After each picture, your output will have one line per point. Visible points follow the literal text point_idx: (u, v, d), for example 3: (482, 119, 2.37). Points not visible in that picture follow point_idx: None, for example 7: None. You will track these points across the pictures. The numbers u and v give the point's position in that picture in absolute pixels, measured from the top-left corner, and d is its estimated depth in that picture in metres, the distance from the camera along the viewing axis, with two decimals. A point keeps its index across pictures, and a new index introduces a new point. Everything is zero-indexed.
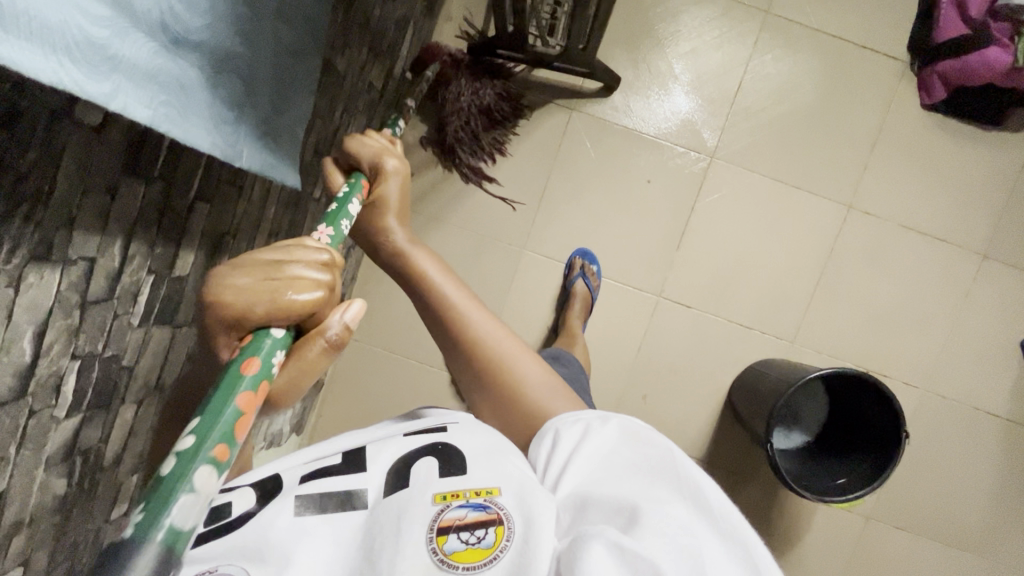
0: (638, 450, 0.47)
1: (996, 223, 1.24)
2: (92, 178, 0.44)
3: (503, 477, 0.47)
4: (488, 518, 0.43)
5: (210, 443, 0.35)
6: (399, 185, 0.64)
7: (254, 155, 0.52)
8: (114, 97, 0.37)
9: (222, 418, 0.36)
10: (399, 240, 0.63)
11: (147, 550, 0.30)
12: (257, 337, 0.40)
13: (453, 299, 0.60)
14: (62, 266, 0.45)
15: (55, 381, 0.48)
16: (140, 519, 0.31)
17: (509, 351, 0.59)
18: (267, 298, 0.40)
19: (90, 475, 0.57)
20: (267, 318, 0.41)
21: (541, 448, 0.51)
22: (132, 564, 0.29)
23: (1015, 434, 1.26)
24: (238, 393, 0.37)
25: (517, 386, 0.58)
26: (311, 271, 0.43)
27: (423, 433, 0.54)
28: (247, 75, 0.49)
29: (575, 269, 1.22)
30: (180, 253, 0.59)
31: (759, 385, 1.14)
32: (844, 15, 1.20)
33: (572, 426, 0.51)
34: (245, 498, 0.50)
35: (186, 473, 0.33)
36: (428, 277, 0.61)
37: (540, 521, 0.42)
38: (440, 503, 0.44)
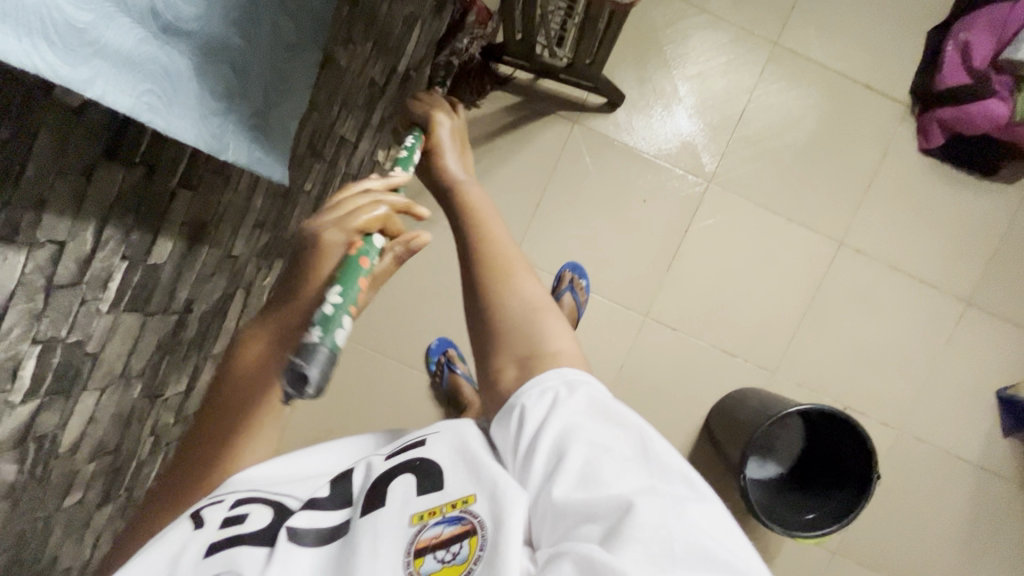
0: (606, 431, 0.45)
1: (983, 271, 1.25)
2: (66, 160, 0.43)
3: (476, 483, 0.44)
4: (462, 531, 0.42)
5: (352, 303, 0.43)
6: (452, 134, 0.69)
7: (242, 149, 0.50)
8: (92, 84, 0.36)
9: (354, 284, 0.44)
10: (458, 176, 0.62)
11: (323, 349, 0.38)
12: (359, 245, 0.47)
13: (486, 220, 0.57)
14: (27, 250, 0.43)
15: (12, 365, 0.47)
16: (319, 331, 0.39)
17: (514, 268, 0.55)
18: (345, 222, 0.47)
19: (43, 462, 0.55)
20: (355, 236, 0.47)
21: (508, 426, 0.48)
22: (319, 354, 0.38)
23: (984, 481, 1.27)
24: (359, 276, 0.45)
25: (509, 300, 0.53)
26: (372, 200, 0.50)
27: (404, 447, 0.50)
28: (241, 66, 0.47)
29: (564, 282, 1.21)
30: (157, 240, 0.57)
31: (737, 414, 1.15)
32: (851, 53, 1.21)
33: (538, 400, 0.47)
34: (264, 511, 0.46)
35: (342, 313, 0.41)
36: (472, 202, 0.59)
37: (510, 523, 0.40)
38: (417, 524, 0.43)
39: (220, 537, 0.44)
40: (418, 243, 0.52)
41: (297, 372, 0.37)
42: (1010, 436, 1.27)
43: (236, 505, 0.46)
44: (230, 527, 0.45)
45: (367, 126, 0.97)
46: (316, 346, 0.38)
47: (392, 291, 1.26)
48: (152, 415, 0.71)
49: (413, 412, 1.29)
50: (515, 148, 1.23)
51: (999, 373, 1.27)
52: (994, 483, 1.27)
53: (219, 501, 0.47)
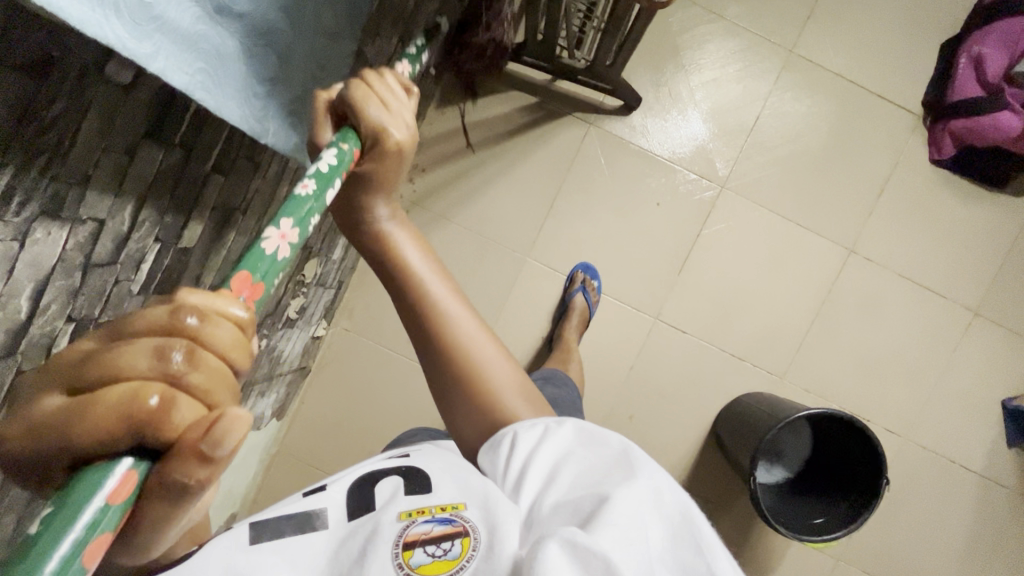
0: (591, 449, 0.44)
1: (990, 282, 1.26)
2: (113, 138, 0.43)
3: (466, 492, 0.44)
4: (454, 531, 0.41)
5: None
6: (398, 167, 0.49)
7: (280, 135, 0.50)
8: (154, 59, 0.36)
9: (54, 558, 0.24)
10: (384, 221, 0.52)
11: None
12: (98, 469, 0.26)
13: (441, 305, 0.51)
14: (70, 225, 0.43)
15: (47, 343, 0.46)
16: None
17: (487, 355, 0.51)
18: (75, 412, 0.26)
19: None
20: (82, 447, 0.26)
21: (498, 454, 0.46)
22: None
23: (989, 491, 1.28)
24: (87, 533, 0.25)
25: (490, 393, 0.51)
26: (154, 365, 0.27)
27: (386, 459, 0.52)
28: (284, 52, 0.48)
29: (576, 283, 1.22)
30: (189, 223, 0.57)
31: (745, 417, 1.15)
32: (866, 64, 1.23)
33: (529, 429, 0.46)
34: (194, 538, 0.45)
35: None
36: (408, 262, 0.52)
37: (506, 528, 0.39)
38: (405, 520, 0.42)
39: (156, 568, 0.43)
40: (230, 432, 0.27)
41: None
42: (1015, 447, 1.27)
43: None
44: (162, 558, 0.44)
45: None
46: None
47: None
48: None
49: (420, 409, 1.29)
50: (531, 148, 1.24)
51: (1005, 383, 1.28)
52: (998, 493, 1.28)
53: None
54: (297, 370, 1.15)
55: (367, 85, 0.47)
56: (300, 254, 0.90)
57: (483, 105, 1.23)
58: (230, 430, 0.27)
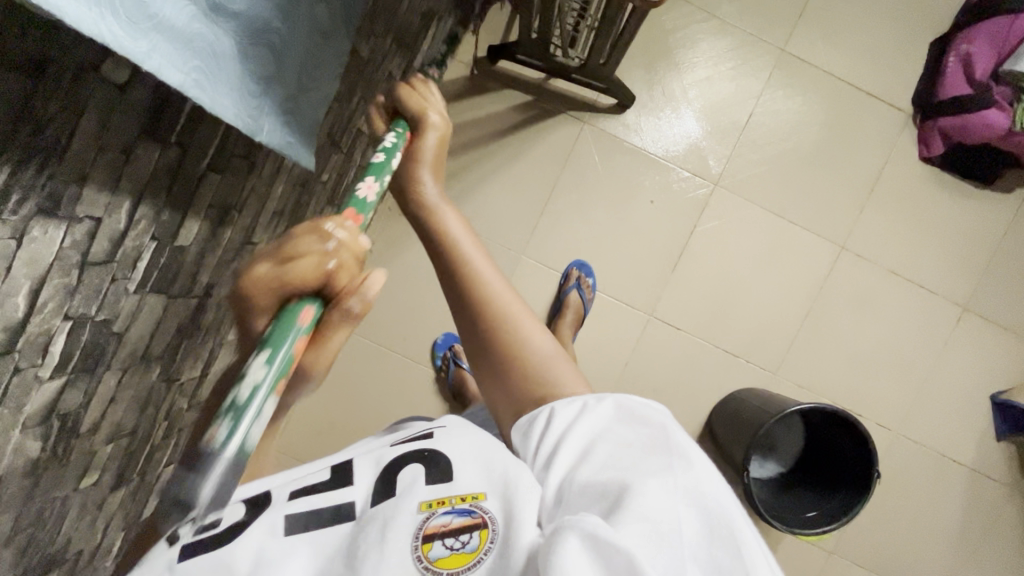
0: (628, 432, 0.46)
1: (979, 278, 1.28)
2: (109, 138, 0.43)
3: (488, 482, 0.44)
4: (473, 522, 0.42)
5: (279, 378, 0.37)
6: (437, 145, 0.58)
7: (274, 132, 0.51)
8: (150, 57, 0.36)
9: (281, 354, 0.37)
10: (431, 195, 0.55)
11: (222, 461, 0.35)
12: (296, 307, 0.39)
13: (481, 272, 0.52)
14: (67, 223, 0.43)
15: (43, 341, 0.46)
16: (224, 428, 0.35)
17: (523, 320, 0.53)
18: (275, 278, 0.38)
19: (64, 440, 0.55)
20: (281, 299, 0.39)
21: (534, 431, 0.49)
22: (215, 469, 0.35)
23: (979, 483, 1.30)
24: (293, 340, 0.38)
25: (524, 358, 0.53)
26: (320, 247, 0.40)
27: (411, 440, 0.51)
28: (279, 49, 0.48)
29: (571, 280, 1.23)
30: (185, 221, 0.57)
31: (739, 413, 1.16)
32: (856, 62, 1.24)
33: (568, 404, 0.49)
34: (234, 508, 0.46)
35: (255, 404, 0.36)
36: (450, 231, 0.53)
37: (522, 514, 0.41)
38: (425, 511, 0.42)
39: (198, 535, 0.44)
40: (372, 285, 0.42)
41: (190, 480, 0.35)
42: (1004, 440, 1.29)
43: None
44: None
45: None
46: (219, 450, 0.35)
47: (399, 286, 1.27)
48: (168, 398, 0.72)
49: (417, 406, 1.30)
50: (526, 146, 1.24)
51: (994, 377, 1.30)
52: (987, 486, 1.30)
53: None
54: None
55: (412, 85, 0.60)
56: None
57: (477, 103, 1.23)
58: (371, 283, 0.42)
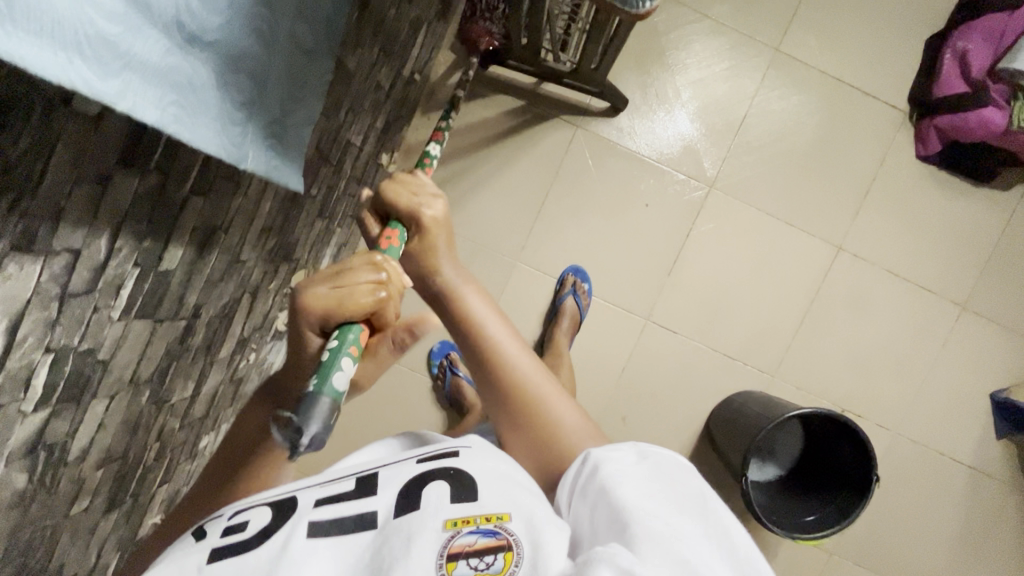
0: (666, 477, 0.46)
1: (978, 276, 1.27)
2: (84, 170, 0.42)
3: (511, 504, 0.45)
4: (498, 544, 0.42)
5: (350, 346, 0.43)
6: (443, 231, 0.56)
7: (259, 157, 0.50)
8: (121, 97, 0.35)
9: (352, 330, 0.44)
10: (450, 278, 0.54)
11: (320, 404, 0.39)
12: (348, 326, 0.44)
13: (507, 352, 0.53)
14: (44, 257, 0.42)
15: (25, 375, 0.46)
16: (314, 381, 0.40)
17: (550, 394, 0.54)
18: (336, 299, 0.44)
19: (52, 470, 0.55)
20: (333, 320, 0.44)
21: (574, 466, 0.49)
22: (314, 412, 0.38)
23: (979, 482, 1.29)
24: (357, 324, 0.45)
25: (551, 429, 0.53)
26: (374, 275, 0.45)
27: (434, 455, 0.51)
28: (260, 76, 0.47)
29: (567, 286, 1.22)
30: (168, 248, 0.57)
31: (737, 417, 1.16)
32: (851, 61, 1.22)
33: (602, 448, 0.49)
34: (262, 512, 0.47)
35: (335, 363, 0.42)
36: (473, 315, 0.54)
37: (551, 549, 0.42)
38: (450, 529, 0.43)
39: (222, 543, 0.45)
40: (425, 323, 0.48)
41: (289, 427, 0.38)
42: (1004, 439, 1.29)
43: (235, 515, 0.48)
44: (231, 535, 0.46)
45: (372, 129, 0.97)
46: (317, 398, 0.39)
47: None
48: (159, 420, 0.71)
49: (414, 415, 1.29)
50: (519, 151, 1.23)
51: (994, 376, 1.29)
52: (988, 485, 1.30)
53: (218, 515, 0.48)
54: None
55: (398, 179, 0.57)
56: (285, 268, 0.90)
57: (469, 109, 1.22)
58: (423, 322, 0.48)
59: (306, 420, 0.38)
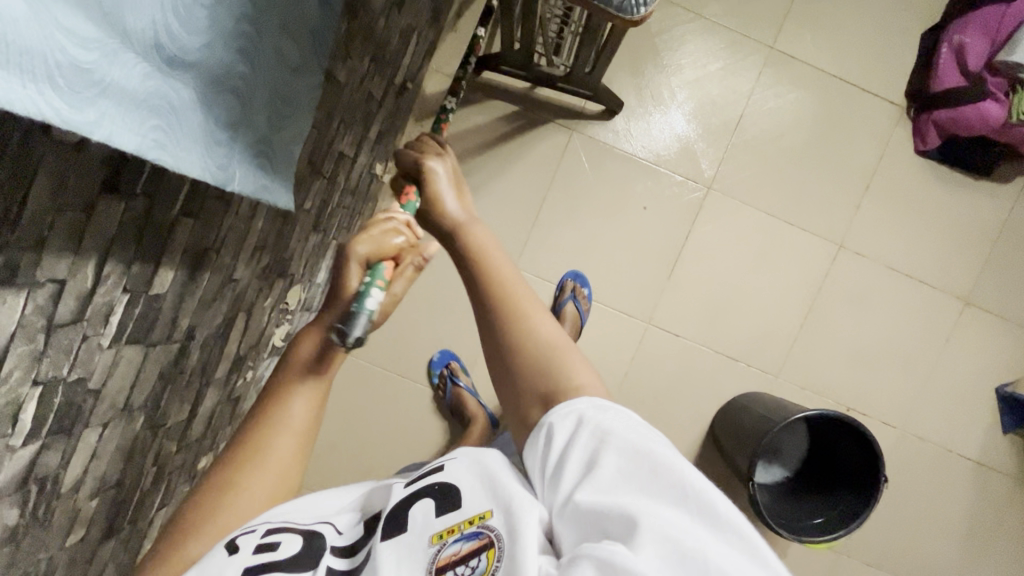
0: (632, 437, 0.41)
1: (981, 270, 1.26)
2: (66, 199, 0.41)
3: (493, 498, 0.42)
4: (480, 544, 0.40)
5: (380, 278, 0.52)
6: (447, 180, 0.57)
7: (247, 178, 0.49)
8: (99, 126, 0.34)
9: (381, 265, 0.53)
10: (454, 212, 0.53)
11: (358, 319, 0.49)
12: (377, 266, 0.53)
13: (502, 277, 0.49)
14: (27, 290, 0.41)
15: (12, 410, 0.45)
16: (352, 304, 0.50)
17: (538, 316, 0.49)
18: (373, 245, 0.53)
19: (45, 503, 0.54)
20: (367, 261, 0.53)
21: (537, 448, 0.44)
22: (355, 324, 0.49)
23: (987, 477, 1.29)
24: (384, 261, 0.53)
25: (545, 362, 0.47)
26: (388, 224, 0.55)
27: (421, 477, 0.48)
28: (245, 95, 0.46)
29: (566, 291, 1.21)
30: (159, 270, 0.55)
31: (742, 419, 1.15)
32: (847, 57, 1.21)
33: (566, 418, 0.43)
34: (294, 542, 0.45)
35: (368, 290, 0.50)
36: (475, 245, 0.51)
37: (526, 536, 0.38)
38: (437, 543, 0.42)
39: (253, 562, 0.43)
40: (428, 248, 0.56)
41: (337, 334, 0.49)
42: (1011, 433, 1.28)
43: (269, 533, 0.45)
44: (263, 554, 0.44)
45: (364, 140, 0.96)
46: (356, 315, 0.49)
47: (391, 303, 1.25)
48: (155, 445, 0.70)
49: (416, 425, 1.28)
50: (514, 156, 1.22)
51: (999, 370, 1.28)
52: (995, 480, 1.29)
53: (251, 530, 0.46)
54: None
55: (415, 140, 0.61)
56: (280, 283, 0.89)
57: (463, 116, 1.21)
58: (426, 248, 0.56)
59: (349, 330, 0.49)
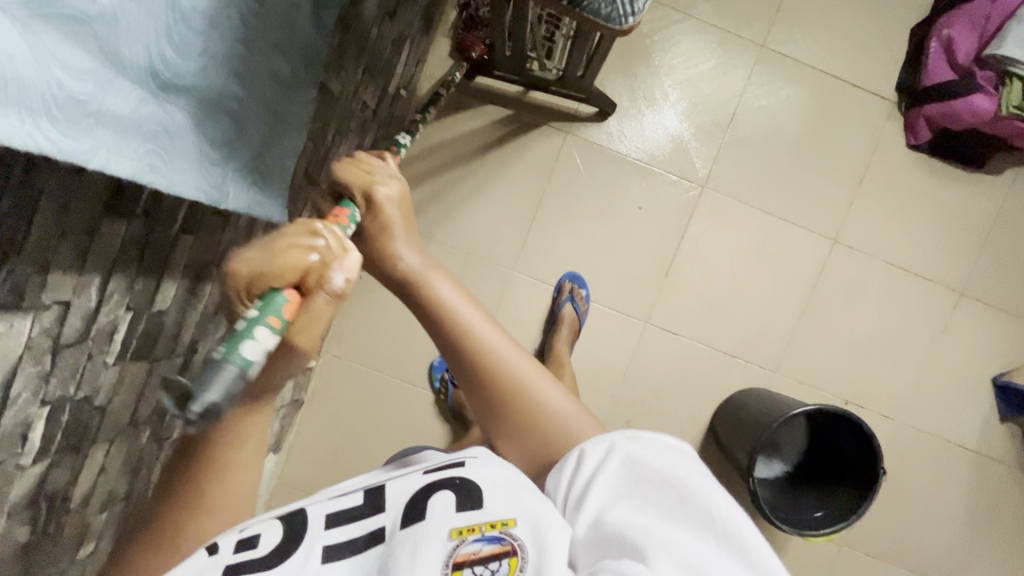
0: (665, 471, 0.41)
1: (974, 261, 1.27)
2: (69, 222, 0.42)
3: (517, 507, 0.43)
4: (502, 550, 0.41)
5: (272, 314, 0.34)
6: (396, 207, 0.51)
7: (241, 194, 0.50)
8: (94, 154, 0.35)
9: (278, 296, 0.35)
10: (411, 265, 0.49)
11: (222, 374, 0.32)
12: (270, 294, 0.35)
13: (483, 337, 0.48)
14: (33, 313, 0.42)
15: (21, 430, 0.46)
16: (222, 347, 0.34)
17: (534, 375, 0.50)
18: (267, 260, 0.35)
19: (55, 519, 0.54)
20: (256, 287, 0.35)
21: (563, 472, 0.44)
22: (213, 380, 0.32)
23: (984, 466, 1.30)
24: (284, 287, 0.35)
25: (541, 420, 0.49)
26: (309, 238, 0.37)
27: (440, 467, 0.49)
28: (239, 113, 0.47)
29: (564, 293, 1.22)
30: (161, 285, 0.56)
31: (741, 415, 1.16)
32: (837, 53, 1.22)
33: (597, 447, 0.43)
34: (274, 531, 0.46)
35: (250, 329, 0.34)
36: (443, 300, 0.49)
37: (553, 553, 0.40)
38: (455, 538, 0.42)
39: (238, 557, 0.43)
40: (351, 265, 0.38)
41: (178, 393, 0.32)
42: (1007, 422, 1.29)
43: (247, 529, 0.46)
44: (245, 551, 0.44)
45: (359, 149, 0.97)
46: (223, 365, 0.33)
47: (390, 309, 1.26)
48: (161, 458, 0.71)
49: (418, 429, 1.29)
50: (509, 160, 1.23)
51: (994, 360, 1.29)
52: (992, 468, 1.30)
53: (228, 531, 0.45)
54: (289, 402, 1.16)
55: (348, 158, 0.53)
56: None
57: (457, 121, 1.21)
58: (350, 260, 0.38)
59: (202, 389, 0.32)
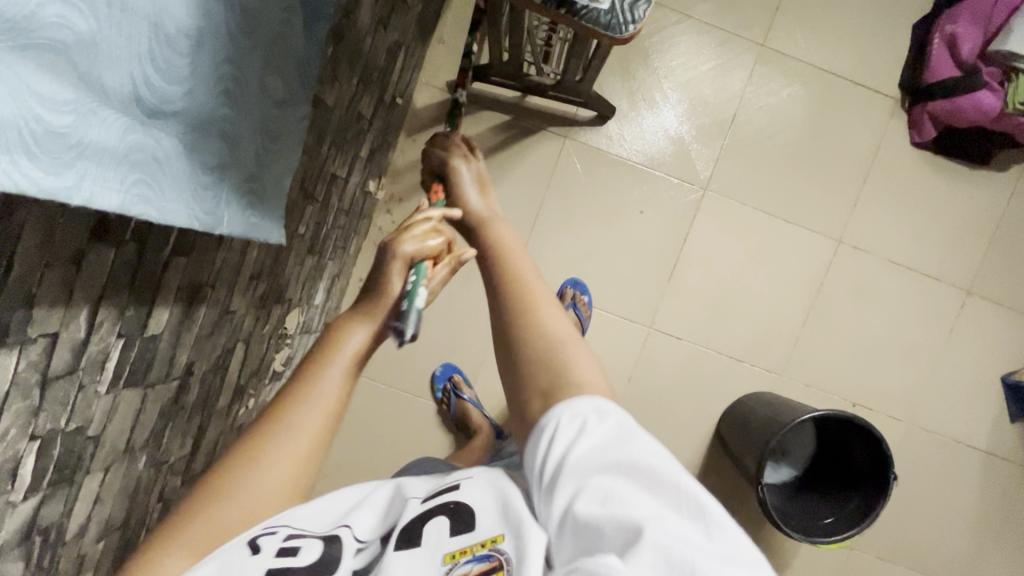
0: (636, 454, 0.40)
1: (981, 259, 1.25)
2: (54, 252, 0.40)
3: (506, 523, 0.42)
4: (490, 567, 0.39)
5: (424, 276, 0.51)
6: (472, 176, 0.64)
7: (235, 219, 0.49)
8: (79, 189, 0.33)
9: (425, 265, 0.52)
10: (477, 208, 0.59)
11: (412, 316, 0.48)
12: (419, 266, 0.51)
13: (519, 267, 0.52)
14: (20, 347, 0.40)
15: (11, 466, 0.44)
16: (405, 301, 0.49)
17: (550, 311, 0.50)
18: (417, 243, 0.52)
19: (49, 553, 0.53)
20: (410, 260, 0.51)
21: (537, 450, 0.43)
22: (409, 319, 0.48)
23: (995, 466, 1.28)
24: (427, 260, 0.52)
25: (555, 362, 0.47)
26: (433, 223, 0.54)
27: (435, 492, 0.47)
28: (232, 135, 0.46)
29: (567, 298, 1.18)
30: (154, 310, 0.55)
31: (748, 420, 1.14)
32: (839, 52, 1.21)
33: (569, 423, 0.43)
34: (314, 549, 0.42)
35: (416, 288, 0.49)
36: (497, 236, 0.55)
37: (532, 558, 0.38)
38: (448, 562, 0.40)
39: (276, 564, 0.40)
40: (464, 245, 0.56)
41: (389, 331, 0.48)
42: (1018, 421, 1.27)
43: (290, 537, 0.42)
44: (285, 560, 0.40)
45: (355, 159, 0.95)
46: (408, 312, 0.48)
47: None
48: (158, 482, 0.70)
49: (421, 439, 1.28)
50: (508, 165, 1.21)
51: (1004, 359, 1.27)
52: (1003, 468, 1.28)
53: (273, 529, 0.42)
54: None
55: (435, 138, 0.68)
56: (278, 308, 0.89)
57: None
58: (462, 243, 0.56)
59: (403, 326, 0.48)
